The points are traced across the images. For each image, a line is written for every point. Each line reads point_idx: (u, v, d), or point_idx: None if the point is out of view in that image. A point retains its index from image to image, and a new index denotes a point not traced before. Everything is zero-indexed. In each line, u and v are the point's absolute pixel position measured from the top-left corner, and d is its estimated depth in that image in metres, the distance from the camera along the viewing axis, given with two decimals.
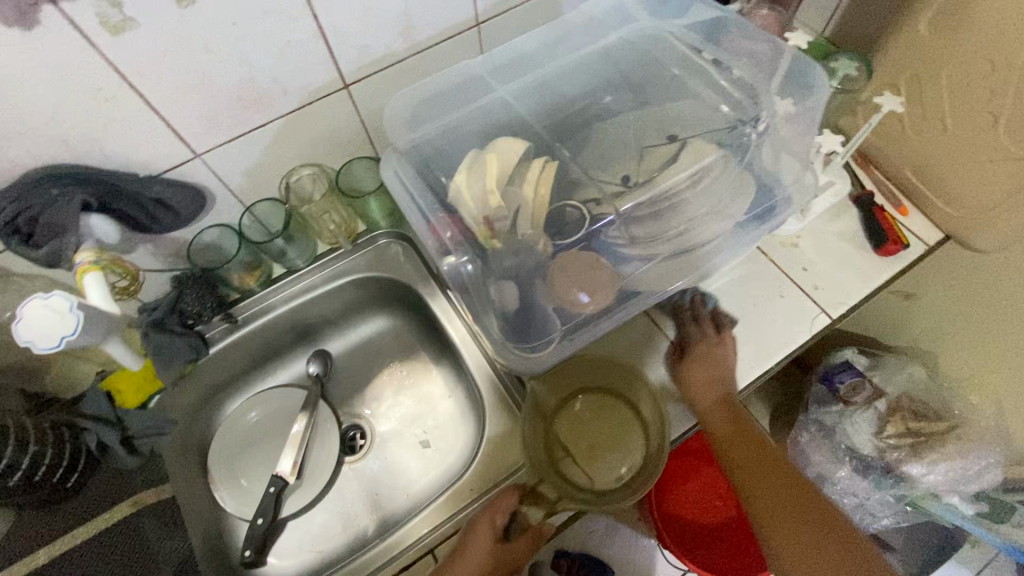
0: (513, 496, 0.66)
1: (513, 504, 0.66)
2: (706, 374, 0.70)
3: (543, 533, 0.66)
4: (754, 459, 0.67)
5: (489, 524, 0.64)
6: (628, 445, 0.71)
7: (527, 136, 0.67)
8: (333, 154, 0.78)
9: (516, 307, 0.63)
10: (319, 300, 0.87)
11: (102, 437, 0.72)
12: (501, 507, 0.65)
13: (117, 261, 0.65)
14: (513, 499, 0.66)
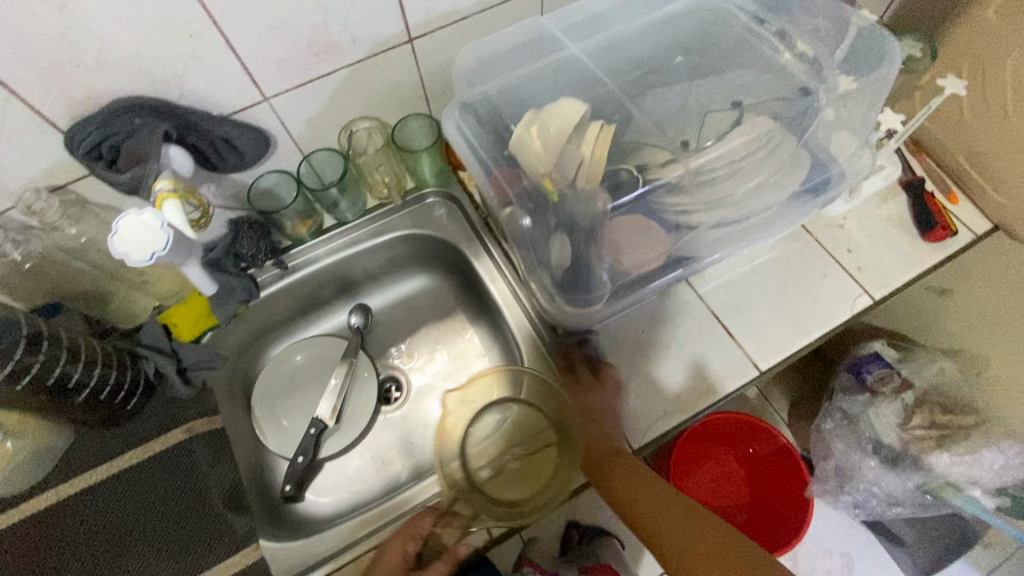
0: (425, 520, 0.68)
1: (422, 530, 0.67)
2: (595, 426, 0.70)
3: (458, 554, 0.68)
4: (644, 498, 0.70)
5: (399, 550, 0.66)
6: (541, 450, 0.77)
7: (586, 98, 0.68)
8: (390, 108, 0.79)
9: (568, 265, 0.63)
10: (365, 253, 0.89)
11: (159, 367, 0.75)
12: (412, 533, 0.67)
13: (192, 192, 0.65)
14: (422, 525, 0.67)
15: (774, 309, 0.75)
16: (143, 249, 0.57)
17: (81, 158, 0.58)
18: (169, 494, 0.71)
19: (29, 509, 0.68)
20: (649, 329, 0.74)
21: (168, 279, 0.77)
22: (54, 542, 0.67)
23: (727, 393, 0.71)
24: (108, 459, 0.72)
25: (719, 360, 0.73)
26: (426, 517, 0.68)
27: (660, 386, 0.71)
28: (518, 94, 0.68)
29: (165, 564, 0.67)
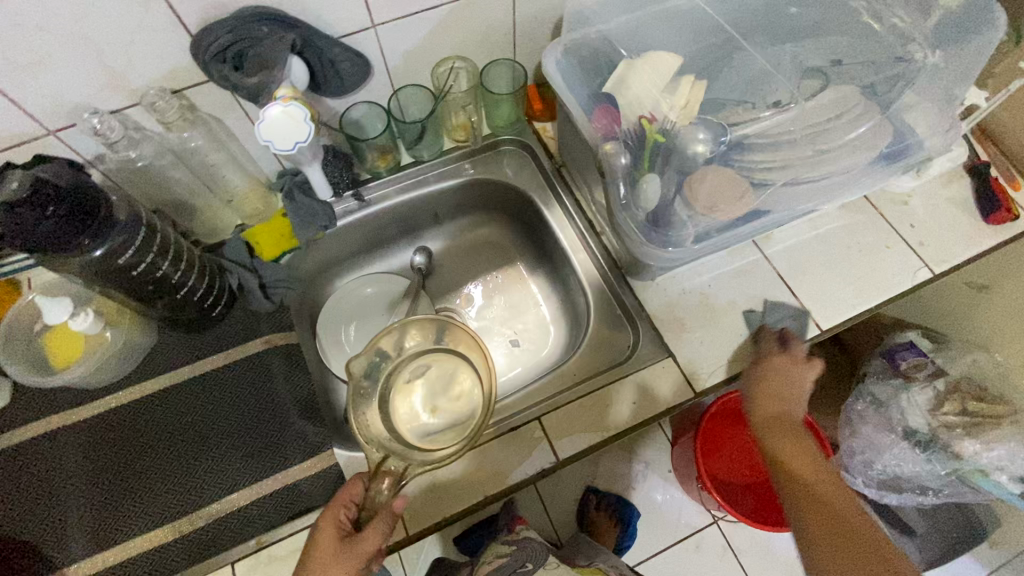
0: (357, 483, 0.60)
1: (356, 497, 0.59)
2: (774, 384, 0.65)
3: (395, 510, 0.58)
4: (798, 466, 0.61)
5: (333, 521, 0.58)
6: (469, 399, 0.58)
7: (679, 51, 0.70)
8: (479, 51, 0.82)
9: (655, 207, 0.66)
10: (436, 194, 0.91)
11: (242, 280, 0.79)
12: (345, 500, 0.59)
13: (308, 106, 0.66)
14: (354, 486, 0.60)
15: (836, 275, 0.78)
16: (287, 138, 0.59)
17: (204, 60, 0.61)
18: (246, 398, 0.74)
19: (120, 395, 0.72)
20: (715, 283, 0.77)
21: (254, 198, 0.81)
22: (140, 427, 0.71)
23: None
24: (190, 359, 0.75)
25: (782, 317, 0.76)
26: (353, 486, 0.59)
27: (723, 337, 0.74)
28: (615, 40, 0.70)
29: (240, 461, 0.70)
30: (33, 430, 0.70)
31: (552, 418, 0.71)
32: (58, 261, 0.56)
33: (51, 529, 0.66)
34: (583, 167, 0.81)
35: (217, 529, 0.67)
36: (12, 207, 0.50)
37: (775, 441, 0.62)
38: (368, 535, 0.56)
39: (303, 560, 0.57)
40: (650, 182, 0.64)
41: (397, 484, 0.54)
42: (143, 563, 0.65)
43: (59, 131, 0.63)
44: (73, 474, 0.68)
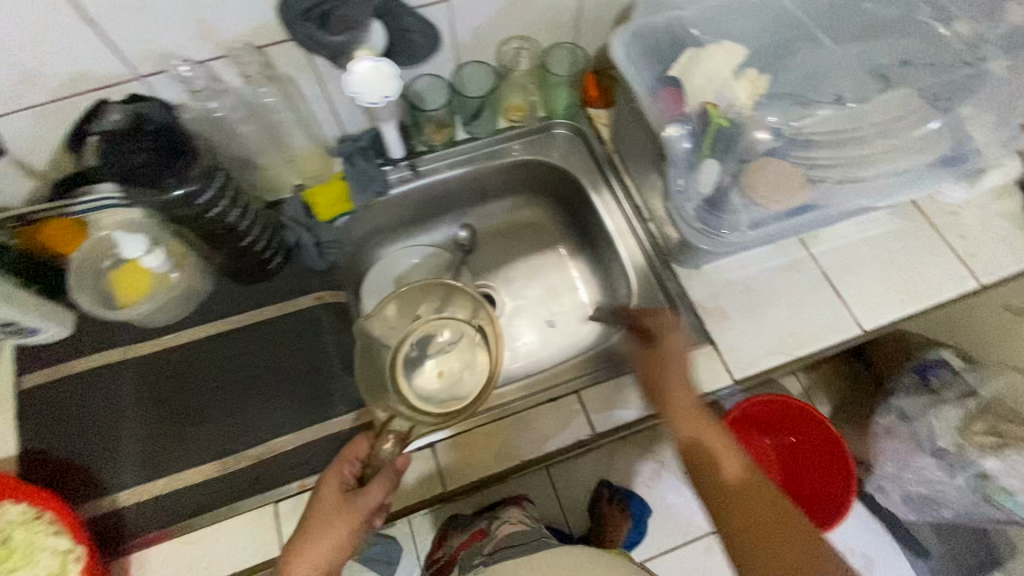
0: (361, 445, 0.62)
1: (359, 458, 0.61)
2: (669, 370, 0.67)
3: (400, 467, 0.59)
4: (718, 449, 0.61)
5: (337, 476, 0.60)
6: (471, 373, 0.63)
7: (745, 44, 0.71)
8: (544, 33, 0.84)
9: (711, 195, 0.67)
10: (487, 171, 0.92)
11: (299, 238, 0.81)
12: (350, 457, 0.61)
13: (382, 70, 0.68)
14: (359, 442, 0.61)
15: (881, 278, 0.79)
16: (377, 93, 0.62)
17: (292, 18, 0.62)
18: (296, 349, 0.76)
19: (179, 335, 0.76)
20: (760, 277, 0.78)
21: (313, 160, 0.83)
22: (194, 367, 0.74)
23: (827, 344, 0.75)
24: (245, 308, 0.78)
25: (824, 315, 0.76)
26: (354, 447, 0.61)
27: (765, 330, 0.75)
28: (682, 30, 0.72)
29: (286, 408, 0.73)
30: (96, 361, 0.74)
31: (590, 392, 0.72)
32: (144, 196, 0.59)
33: (105, 454, 0.69)
34: (636, 153, 0.83)
35: (262, 469, 0.69)
36: (113, 140, 0.53)
37: (696, 438, 0.62)
38: (370, 490, 0.58)
39: (309, 510, 0.59)
40: (708, 168, 0.66)
41: (401, 438, 0.59)
42: (190, 495, 0.67)
43: (147, 77, 0.67)
44: (127, 407, 0.71)
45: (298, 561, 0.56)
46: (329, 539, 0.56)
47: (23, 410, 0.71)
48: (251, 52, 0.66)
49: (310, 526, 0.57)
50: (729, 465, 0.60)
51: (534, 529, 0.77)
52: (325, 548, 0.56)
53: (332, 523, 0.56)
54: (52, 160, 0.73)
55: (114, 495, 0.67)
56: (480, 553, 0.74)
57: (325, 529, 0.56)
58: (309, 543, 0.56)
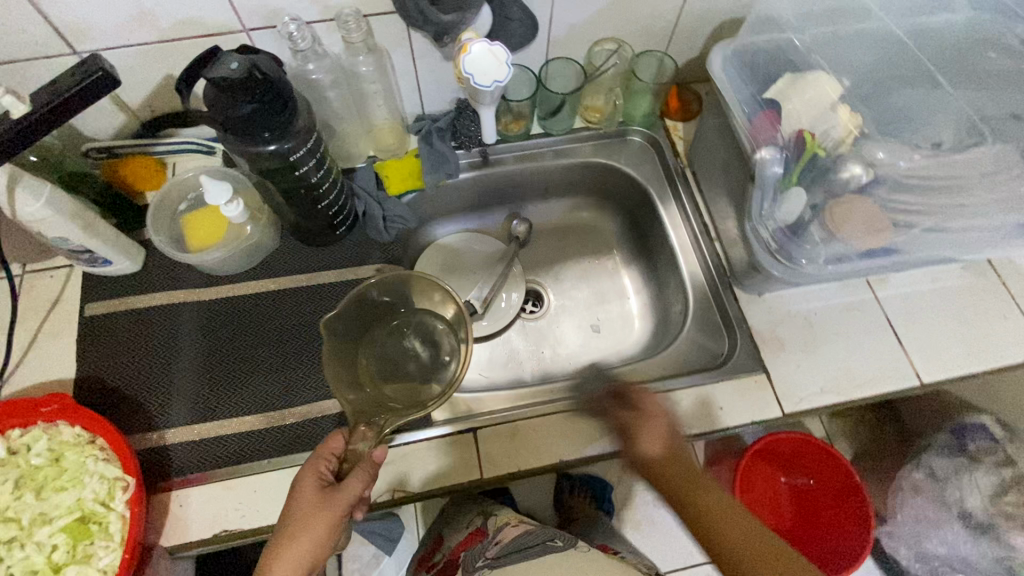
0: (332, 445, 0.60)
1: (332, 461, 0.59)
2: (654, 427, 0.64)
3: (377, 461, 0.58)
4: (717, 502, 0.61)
5: (313, 473, 0.58)
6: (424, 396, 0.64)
7: (847, 76, 0.70)
8: (637, 38, 0.84)
9: (790, 222, 0.67)
10: (555, 168, 0.92)
11: (368, 208, 0.82)
12: (326, 454, 0.59)
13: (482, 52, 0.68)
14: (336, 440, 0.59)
15: (946, 332, 0.77)
16: (488, 76, 0.63)
17: None
18: None
19: (242, 286, 0.78)
20: (822, 312, 0.77)
21: (390, 134, 0.84)
22: (250, 320, 0.76)
23: (882, 391, 0.73)
24: (307, 269, 0.79)
25: (882, 359, 0.75)
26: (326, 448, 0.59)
27: (820, 366, 0.74)
28: (782, 56, 0.72)
29: None
30: (159, 298, 0.75)
31: (636, 402, 0.72)
32: (244, 150, 0.61)
33: (157, 390, 0.70)
34: (710, 172, 0.83)
35: (304, 427, 0.70)
36: (223, 87, 0.54)
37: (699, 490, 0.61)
38: (348, 484, 0.56)
39: (286, 506, 0.57)
40: (793, 195, 0.66)
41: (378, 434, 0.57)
42: (232, 442, 0.68)
43: (252, 31, 0.68)
44: (181, 351, 0.73)
45: (278, 558, 0.55)
46: (310, 536, 0.55)
47: (86, 336, 0.73)
48: (357, 19, 0.66)
49: (289, 522, 0.56)
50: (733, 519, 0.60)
51: (538, 530, 0.75)
52: (305, 544, 0.55)
53: (311, 520, 0.55)
54: (147, 99, 0.75)
55: (162, 432, 0.68)
56: (484, 554, 0.73)
57: (305, 527, 0.55)
58: (289, 540, 0.55)
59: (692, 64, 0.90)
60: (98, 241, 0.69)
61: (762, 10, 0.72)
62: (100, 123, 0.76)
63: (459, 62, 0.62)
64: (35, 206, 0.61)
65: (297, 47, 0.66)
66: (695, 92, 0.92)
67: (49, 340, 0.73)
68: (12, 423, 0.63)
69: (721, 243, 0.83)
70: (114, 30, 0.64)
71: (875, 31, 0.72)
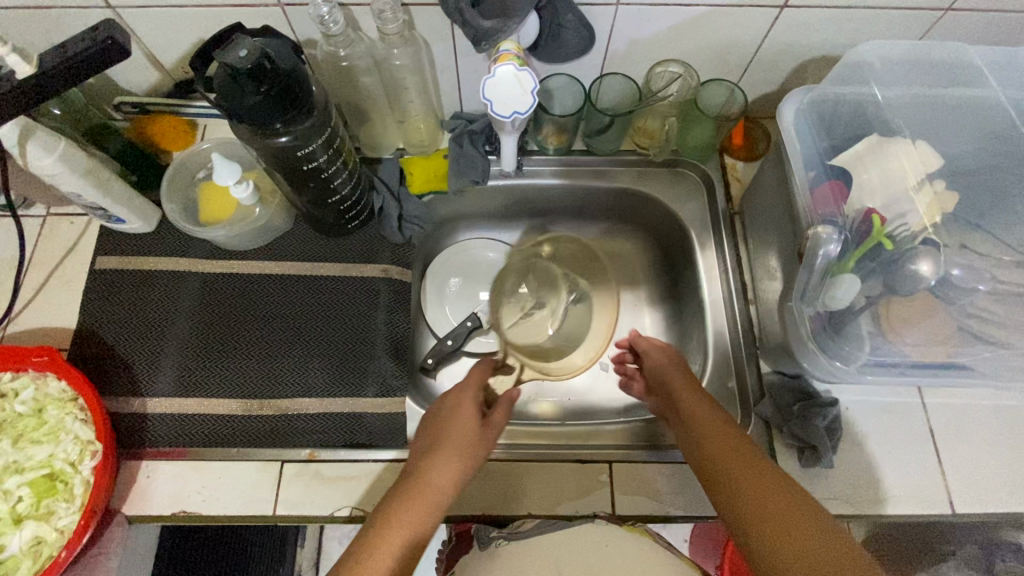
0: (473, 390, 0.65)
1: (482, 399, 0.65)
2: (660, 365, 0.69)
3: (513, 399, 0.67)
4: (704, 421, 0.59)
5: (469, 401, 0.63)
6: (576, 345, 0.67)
7: (943, 152, 0.60)
8: (707, 64, 0.74)
9: (838, 309, 0.57)
10: (592, 189, 0.85)
11: (385, 205, 0.79)
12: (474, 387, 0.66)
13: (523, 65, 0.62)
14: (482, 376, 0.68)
15: (997, 459, 0.66)
16: (509, 104, 0.58)
17: None
18: (346, 315, 0.75)
19: (245, 265, 0.76)
20: (854, 408, 0.68)
21: (422, 128, 0.80)
22: (251, 300, 0.75)
23: (908, 512, 0.64)
24: (312, 258, 0.77)
25: (913, 474, 0.66)
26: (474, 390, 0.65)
27: (840, 469, 0.65)
28: (869, 115, 0.61)
29: (321, 371, 0.72)
30: (165, 263, 0.75)
31: (623, 468, 0.66)
32: (252, 137, 0.57)
33: (147, 357, 0.71)
34: (760, 227, 0.74)
35: (278, 423, 0.69)
36: (233, 75, 0.50)
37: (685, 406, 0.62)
38: (498, 412, 0.64)
39: (436, 432, 0.60)
40: (846, 282, 0.55)
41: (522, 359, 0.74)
42: (208, 423, 0.68)
43: (287, 6, 0.64)
44: (179, 323, 0.73)
45: (434, 469, 0.55)
46: (465, 454, 0.57)
47: (92, 288, 0.73)
48: (395, 8, 0.61)
49: (448, 438, 0.58)
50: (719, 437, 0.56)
51: None
52: (460, 462, 0.57)
53: (470, 437, 0.59)
54: (180, 60, 0.73)
55: (144, 400, 0.68)
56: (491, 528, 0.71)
57: (462, 443, 0.58)
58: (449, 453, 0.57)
59: (765, 98, 0.81)
60: (111, 200, 0.68)
61: (858, 57, 0.61)
62: (134, 77, 0.75)
63: (481, 81, 0.57)
64: (47, 160, 0.60)
65: (328, 31, 0.62)
66: (763, 130, 0.82)
67: (60, 285, 0.74)
68: (6, 366, 0.65)
69: (756, 307, 0.74)
70: None
71: (992, 101, 0.61)
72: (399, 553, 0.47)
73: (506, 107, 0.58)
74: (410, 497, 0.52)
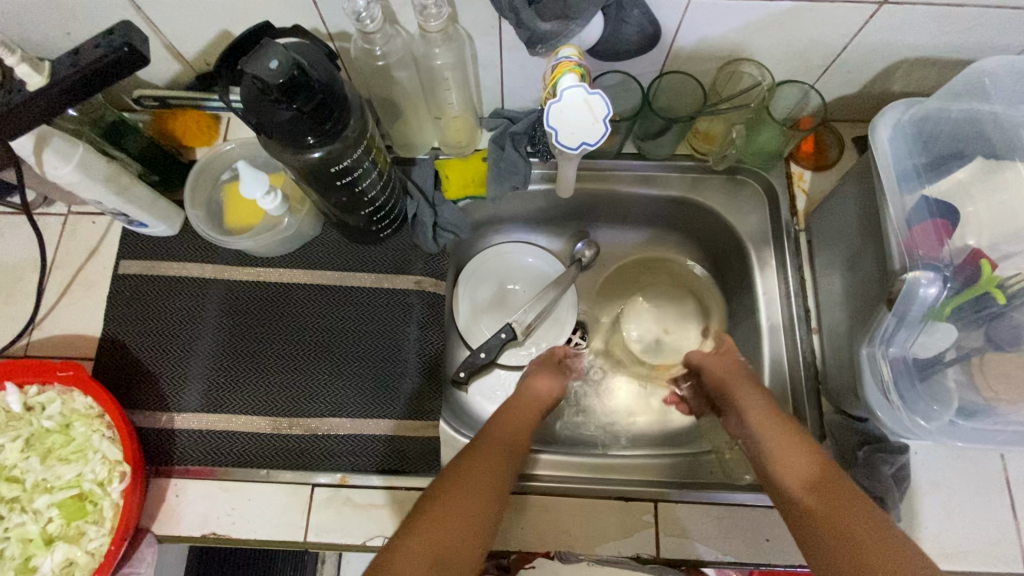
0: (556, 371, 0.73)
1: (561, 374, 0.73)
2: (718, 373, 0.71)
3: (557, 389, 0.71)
4: (790, 446, 0.57)
5: (532, 397, 0.68)
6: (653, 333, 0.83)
7: None
8: (782, 63, 0.66)
9: (924, 358, 0.52)
10: (640, 197, 0.78)
11: (418, 211, 0.73)
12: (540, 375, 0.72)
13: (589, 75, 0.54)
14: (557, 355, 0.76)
15: None
16: (577, 135, 0.50)
17: None
18: (378, 329, 0.71)
19: (273, 272, 0.72)
20: (922, 452, 0.63)
21: (460, 128, 0.73)
22: (279, 309, 0.71)
23: (978, 569, 0.59)
24: (342, 267, 0.73)
25: (985, 526, 0.60)
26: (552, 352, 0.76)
27: (904, 519, 0.60)
28: (976, 134, 0.54)
29: (352, 389, 0.68)
30: (189, 268, 0.72)
31: (667, 507, 0.62)
32: (281, 150, 0.52)
33: (175, 369, 0.68)
34: (832, 248, 0.66)
35: (307, 443, 0.66)
36: (263, 89, 0.45)
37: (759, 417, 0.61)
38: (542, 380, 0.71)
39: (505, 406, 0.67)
40: (940, 330, 0.50)
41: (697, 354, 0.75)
42: (237, 441, 0.65)
43: None
44: (207, 330, 0.70)
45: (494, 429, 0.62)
46: (519, 421, 0.64)
47: (117, 293, 0.71)
48: (438, 3, 0.54)
49: (505, 411, 0.65)
50: (810, 462, 0.55)
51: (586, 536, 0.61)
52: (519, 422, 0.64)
53: (520, 409, 0.66)
54: (202, 51, 0.67)
55: (171, 414, 0.66)
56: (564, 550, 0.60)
57: (517, 414, 0.65)
58: (504, 418, 0.64)
59: (842, 100, 0.72)
60: (133, 206, 0.65)
61: (976, 71, 0.53)
62: (153, 69, 0.69)
63: (543, 110, 0.50)
64: (65, 170, 0.56)
65: (364, 28, 0.56)
66: (835, 136, 0.74)
67: (83, 289, 0.71)
68: (31, 378, 0.63)
69: (820, 336, 0.68)
70: None
71: None
72: (489, 493, 0.54)
73: (575, 137, 0.51)
74: (494, 440, 0.60)
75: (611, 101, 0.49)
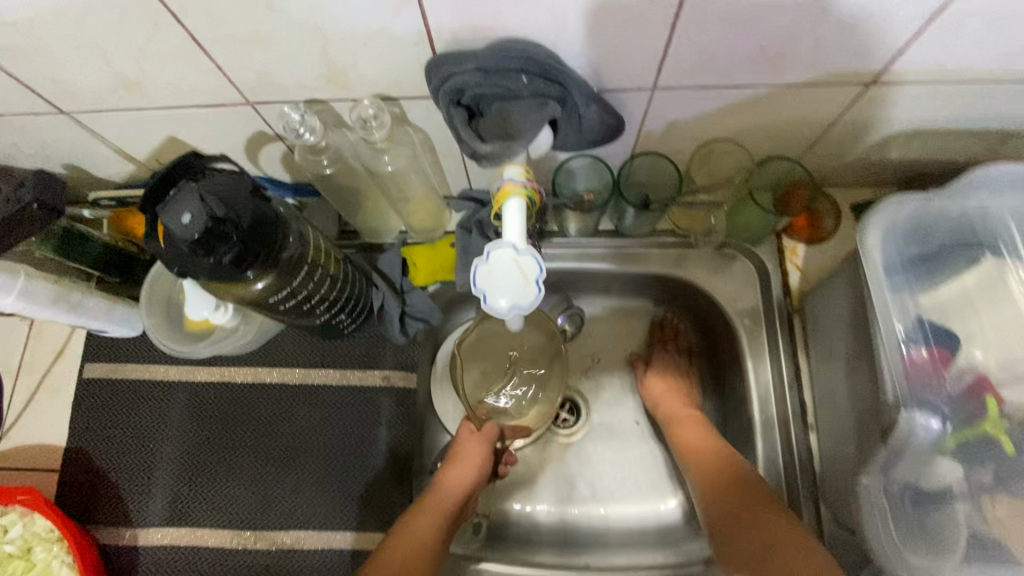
0: (485, 447, 0.65)
1: (486, 443, 0.66)
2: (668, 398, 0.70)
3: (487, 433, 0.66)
4: (730, 484, 0.57)
5: (454, 483, 0.62)
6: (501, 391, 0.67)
7: None
8: (766, 140, 0.60)
9: (926, 491, 0.46)
10: (622, 274, 0.73)
11: (384, 304, 0.69)
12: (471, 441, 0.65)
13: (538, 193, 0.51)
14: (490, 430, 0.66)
15: None
16: (504, 294, 0.43)
17: (439, 92, 0.46)
18: (345, 431, 0.68)
19: (237, 373, 0.70)
20: None
21: (425, 213, 0.68)
22: (241, 412, 0.69)
23: None
24: (309, 364, 0.70)
25: None
26: (469, 428, 0.66)
27: None
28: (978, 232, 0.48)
29: (318, 497, 0.66)
30: (154, 371, 0.70)
31: None
32: (217, 286, 0.49)
33: (140, 481, 0.67)
34: (828, 340, 0.61)
35: (274, 557, 0.64)
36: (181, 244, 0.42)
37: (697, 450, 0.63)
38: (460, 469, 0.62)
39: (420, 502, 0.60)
40: (943, 467, 0.45)
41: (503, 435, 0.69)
42: (202, 557, 0.64)
43: (258, 104, 0.54)
44: (170, 438, 0.68)
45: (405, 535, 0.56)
46: (431, 522, 0.58)
47: (81, 400, 0.69)
48: (379, 114, 0.50)
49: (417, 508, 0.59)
50: (742, 500, 0.56)
51: None
52: (432, 523, 0.58)
53: (436, 504, 0.59)
54: (153, 153, 0.64)
55: (136, 530, 0.65)
56: None
57: (429, 511, 0.58)
58: (415, 519, 0.58)
59: (837, 167, 0.66)
60: (88, 318, 0.63)
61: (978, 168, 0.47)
62: (107, 169, 0.67)
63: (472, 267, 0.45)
64: (7, 300, 0.55)
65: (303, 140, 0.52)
66: (830, 203, 0.68)
67: (50, 395, 0.70)
68: None
69: (819, 434, 0.62)
70: (100, 96, 0.53)
71: None
72: None
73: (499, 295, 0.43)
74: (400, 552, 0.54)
75: (544, 263, 0.44)
